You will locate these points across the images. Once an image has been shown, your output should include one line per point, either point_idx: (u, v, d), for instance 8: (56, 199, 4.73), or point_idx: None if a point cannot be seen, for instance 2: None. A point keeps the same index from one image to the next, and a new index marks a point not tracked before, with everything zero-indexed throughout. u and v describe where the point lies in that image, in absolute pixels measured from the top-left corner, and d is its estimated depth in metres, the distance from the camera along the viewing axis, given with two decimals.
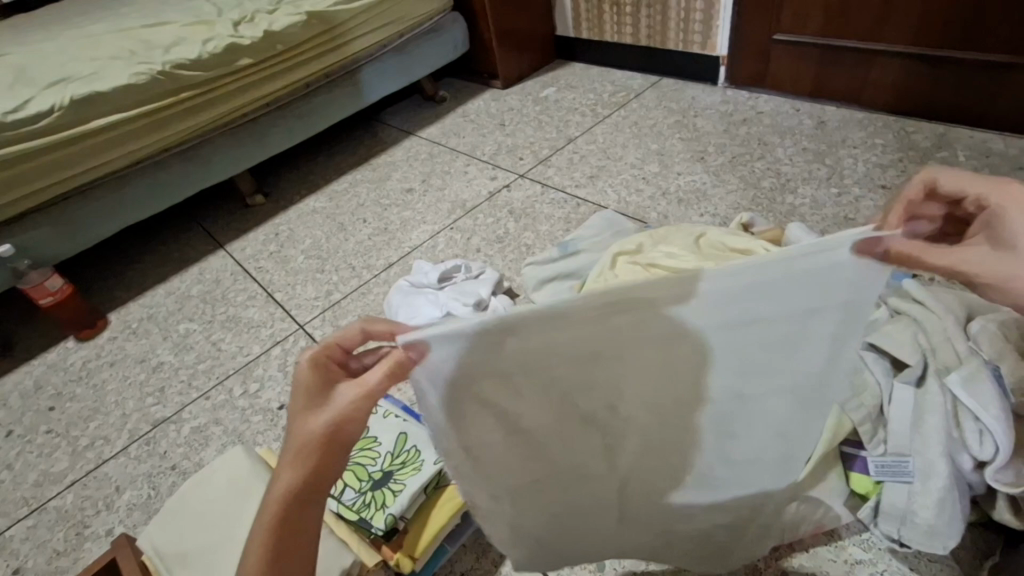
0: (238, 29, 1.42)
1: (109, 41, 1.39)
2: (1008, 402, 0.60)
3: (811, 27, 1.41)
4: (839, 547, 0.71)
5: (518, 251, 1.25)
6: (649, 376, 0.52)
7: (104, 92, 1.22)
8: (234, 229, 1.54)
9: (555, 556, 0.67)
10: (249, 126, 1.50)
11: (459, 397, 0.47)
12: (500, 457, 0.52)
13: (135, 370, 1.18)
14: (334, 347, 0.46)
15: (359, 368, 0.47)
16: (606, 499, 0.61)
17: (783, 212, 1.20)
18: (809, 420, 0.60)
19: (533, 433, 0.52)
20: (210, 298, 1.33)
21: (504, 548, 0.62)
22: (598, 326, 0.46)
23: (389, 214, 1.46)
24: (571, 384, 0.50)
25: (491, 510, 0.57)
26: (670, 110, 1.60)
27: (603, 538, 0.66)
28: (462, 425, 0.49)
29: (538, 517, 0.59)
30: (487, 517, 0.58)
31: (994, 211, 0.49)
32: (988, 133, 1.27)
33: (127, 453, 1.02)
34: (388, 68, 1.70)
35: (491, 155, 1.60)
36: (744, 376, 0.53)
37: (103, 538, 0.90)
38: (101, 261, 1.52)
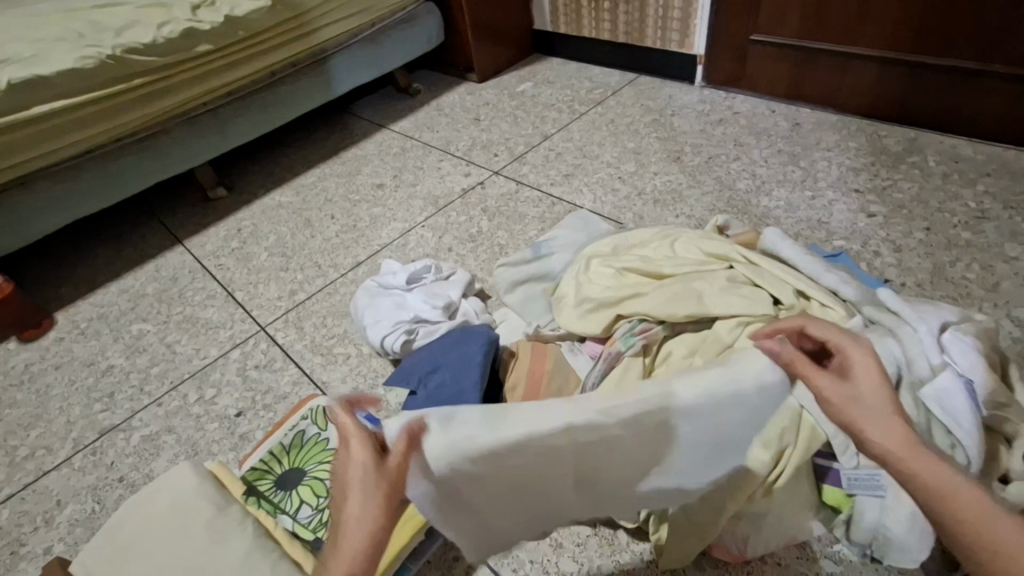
0: (197, 13, 1.32)
1: (55, 21, 1.29)
2: (979, 414, 0.61)
3: (788, 29, 1.40)
4: (810, 560, 0.69)
5: (491, 251, 1.22)
6: (634, 456, 0.53)
7: (46, 76, 1.14)
8: (193, 223, 1.47)
9: (561, 492, 0.55)
10: (208, 116, 1.43)
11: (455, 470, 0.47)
12: (515, 484, 0.52)
13: (83, 374, 1.11)
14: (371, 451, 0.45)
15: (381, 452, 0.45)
16: (611, 489, 0.56)
17: (757, 215, 1.19)
18: (723, 452, 0.58)
19: (536, 478, 0.52)
20: (166, 297, 1.26)
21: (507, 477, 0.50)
22: (612, 459, 0.53)
23: (358, 211, 1.41)
24: (553, 481, 0.53)
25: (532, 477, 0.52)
26: (647, 109, 1.59)
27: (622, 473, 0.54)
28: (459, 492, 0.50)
29: (535, 480, 0.52)
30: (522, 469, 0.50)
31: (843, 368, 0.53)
32: (958, 139, 1.28)
33: (71, 464, 0.96)
34: (358, 58, 1.65)
35: (465, 150, 1.56)
36: (708, 451, 0.56)
37: (40, 558, 0.84)
38: (48, 256, 1.43)
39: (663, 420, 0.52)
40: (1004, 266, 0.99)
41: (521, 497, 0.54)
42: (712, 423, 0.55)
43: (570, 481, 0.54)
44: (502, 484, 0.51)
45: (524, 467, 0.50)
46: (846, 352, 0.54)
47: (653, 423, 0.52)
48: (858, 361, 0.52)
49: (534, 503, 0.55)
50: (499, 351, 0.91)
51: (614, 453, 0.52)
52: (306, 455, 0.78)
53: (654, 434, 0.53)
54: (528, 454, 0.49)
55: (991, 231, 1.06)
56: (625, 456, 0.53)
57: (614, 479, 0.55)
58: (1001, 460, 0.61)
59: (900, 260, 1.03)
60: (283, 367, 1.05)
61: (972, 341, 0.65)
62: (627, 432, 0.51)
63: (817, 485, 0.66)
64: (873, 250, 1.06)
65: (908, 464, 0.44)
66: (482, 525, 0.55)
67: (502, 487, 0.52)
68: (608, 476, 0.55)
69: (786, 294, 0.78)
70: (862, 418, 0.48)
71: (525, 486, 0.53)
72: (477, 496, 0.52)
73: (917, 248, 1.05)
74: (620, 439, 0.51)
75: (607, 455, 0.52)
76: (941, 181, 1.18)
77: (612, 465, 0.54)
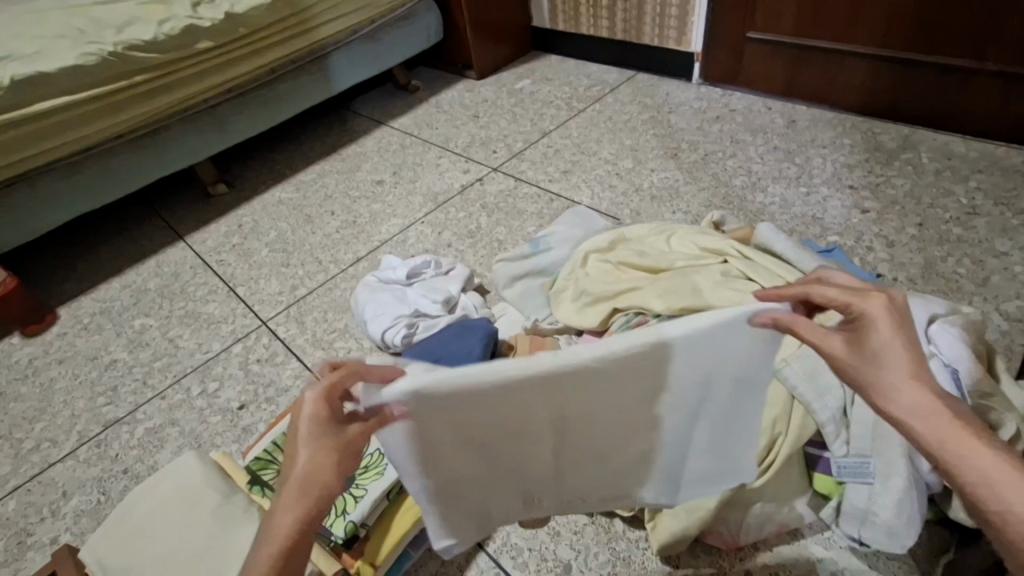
0: (197, 9, 1.34)
1: (55, 18, 1.30)
2: (964, 403, 0.62)
3: (783, 27, 1.42)
4: (801, 546, 0.70)
5: (490, 247, 1.23)
6: (615, 409, 0.52)
7: (48, 72, 1.14)
8: (195, 219, 1.48)
9: (541, 449, 0.54)
10: (209, 113, 1.44)
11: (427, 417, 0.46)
12: (492, 438, 0.51)
13: (86, 368, 1.13)
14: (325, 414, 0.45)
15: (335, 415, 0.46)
16: (591, 445, 0.56)
17: (753, 212, 1.21)
18: (727, 412, 0.55)
19: (514, 432, 0.51)
20: (168, 292, 1.27)
21: (480, 431, 0.50)
22: (593, 412, 0.51)
23: (357, 207, 1.42)
24: (532, 435, 0.52)
25: (507, 432, 0.51)
26: (645, 106, 1.60)
27: (601, 427, 0.54)
28: (435, 444, 0.49)
29: (511, 434, 0.51)
30: (496, 423, 0.49)
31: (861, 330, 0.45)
32: (950, 136, 1.30)
33: (76, 455, 0.97)
34: (358, 55, 1.66)
35: (464, 147, 1.57)
36: (705, 411, 0.54)
37: (47, 547, 0.86)
38: (49, 253, 1.44)
39: (626, 376, 0.48)
40: (993, 261, 1.01)
41: (496, 459, 0.54)
42: (712, 379, 0.52)
43: (548, 440, 0.54)
44: (479, 438, 0.51)
45: (485, 425, 0.49)
46: (865, 313, 0.45)
47: (614, 380, 0.48)
48: (875, 319, 0.45)
49: (514, 459, 0.55)
50: (498, 345, 0.92)
51: (597, 402, 0.50)
52: None
53: (621, 390, 0.50)
54: (502, 405, 0.47)
55: (982, 227, 1.08)
56: (605, 409, 0.52)
57: (596, 432, 0.54)
58: None
59: (892, 255, 1.05)
60: (285, 361, 1.06)
61: (959, 332, 0.67)
62: (591, 387, 0.48)
63: (810, 473, 0.68)
64: (866, 245, 1.08)
65: (940, 436, 0.40)
66: (461, 488, 0.55)
67: (472, 451, 0.52)
68: (590, 429, 0.54)
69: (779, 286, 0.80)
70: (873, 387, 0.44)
71: (504, 440, 0.52)
72: (459, 449, 0.51)
73: (909, 243, 1.07)
74: (581, 394, 0.49)
75: (586, 407, 0.51)
76: (934, 178, 1.20)
77: (593, 421, 0.53)
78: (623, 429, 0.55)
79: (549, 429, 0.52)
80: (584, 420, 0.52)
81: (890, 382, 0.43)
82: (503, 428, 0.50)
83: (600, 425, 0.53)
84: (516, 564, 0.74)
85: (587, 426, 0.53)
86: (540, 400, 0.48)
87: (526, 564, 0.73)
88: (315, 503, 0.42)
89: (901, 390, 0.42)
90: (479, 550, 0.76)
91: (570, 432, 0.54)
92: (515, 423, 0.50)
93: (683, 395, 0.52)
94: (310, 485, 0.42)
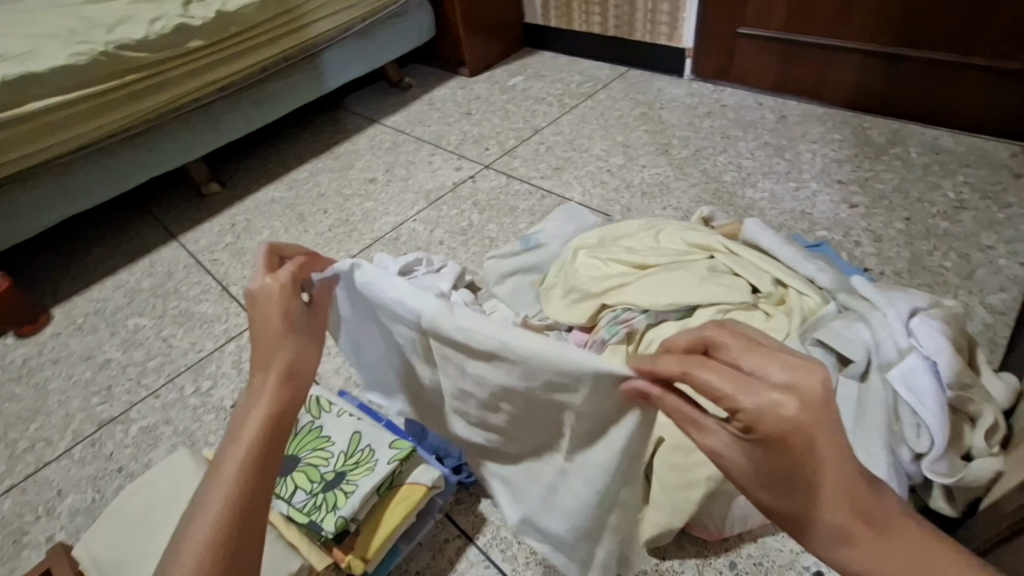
0: (188, 8, 1.34)
1: (46, 17, 1.30)
2: (945, 395, 0.64)
3: (774, 22, 1.42)
4: (784, 536, 0.72)
5: (482, 244, 1.24)
6: (531, 408, 0.56)
7: (39, 73, 1.14)
8: (188, 219, 1.48)
9: (481, 413, 0.62)
10: (201, 111, 1.44)
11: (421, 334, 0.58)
12: (450, 382, 0.60)
13: (81, 368, 1.13)
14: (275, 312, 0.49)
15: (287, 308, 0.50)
16: (516, 432, 0.61)
17: (742, 207, 1.22)
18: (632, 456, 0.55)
19: (459, 386, 0.59)
20: (161, 292, 1.28)
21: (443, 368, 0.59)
22: (516, 400, 0.56)
23: (350, 205, 1.42)
24: (471, 397, 0.60)
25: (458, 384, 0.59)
26: (637, 102, 1.60)
27: (524, 419, 0.58)
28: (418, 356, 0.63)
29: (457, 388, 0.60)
30: (453, 371, 0.58)
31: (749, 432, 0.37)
32: (939, 131, 1.31)
33: (71, 455, 0.98)
34: (350, 53, 1.66)
35: (457, 145, 1.57)
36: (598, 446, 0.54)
37: (42, 546, 0.86)
38: (43, 253, 1.45)
39: (510, 373, 0.53)
40: (979, 255, 1.02)
41: (452, 400, 0.63)
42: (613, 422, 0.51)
43: (483, 408, 0.60)
44: (443, 375, 0.61)
45: (445, 364, 0.59)
46: (752, 417, 0.35)
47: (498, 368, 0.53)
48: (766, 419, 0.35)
49: (463, 408, 0.63)
50: None
51: (510, 392, 0.55)
52: (300, 443, 0.77)
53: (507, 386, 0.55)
54: (458, 356, 0.56)
55: (968, 221, 1.08)
56: (522, 403, 0.56)
57: (521, 419, 0.59)
58: (964, 438, 0.64)
59: (880, 250, 1.06)
60: None
61: (940, 327, 0.68)
62: (477, 365, 0.55)
63: None
64: (854, 240, 1.09)
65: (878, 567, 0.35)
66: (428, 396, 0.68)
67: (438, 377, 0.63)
68: (510, 416, 0.59)
69: (764, 282, 0.81)
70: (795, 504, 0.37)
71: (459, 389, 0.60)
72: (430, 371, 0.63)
73: (896, 237, 1.08)
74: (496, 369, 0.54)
75: (508, 392, 0.56)
76: (921, 172, 1.21)
77: (511, 407, 0.57)
78: (528, 420, 0.58)
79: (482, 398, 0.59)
80: (507, 406, 0.58)
81: (819, 517, 0.36)
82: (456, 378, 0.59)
83: (522, 417, 0.58)
84: (505, 557, 0.75)
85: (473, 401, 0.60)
86: (480, 367, 0.55)
87: (514, 557, 0.75)
88: (295, 391, 0.46)
89: (836, 522, 0.36)
90: (469, 544, 0.76)
91: (500, 410, 0.59)
92: (460, 377, 0.58)
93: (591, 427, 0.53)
94: (293, 372, 0.46)
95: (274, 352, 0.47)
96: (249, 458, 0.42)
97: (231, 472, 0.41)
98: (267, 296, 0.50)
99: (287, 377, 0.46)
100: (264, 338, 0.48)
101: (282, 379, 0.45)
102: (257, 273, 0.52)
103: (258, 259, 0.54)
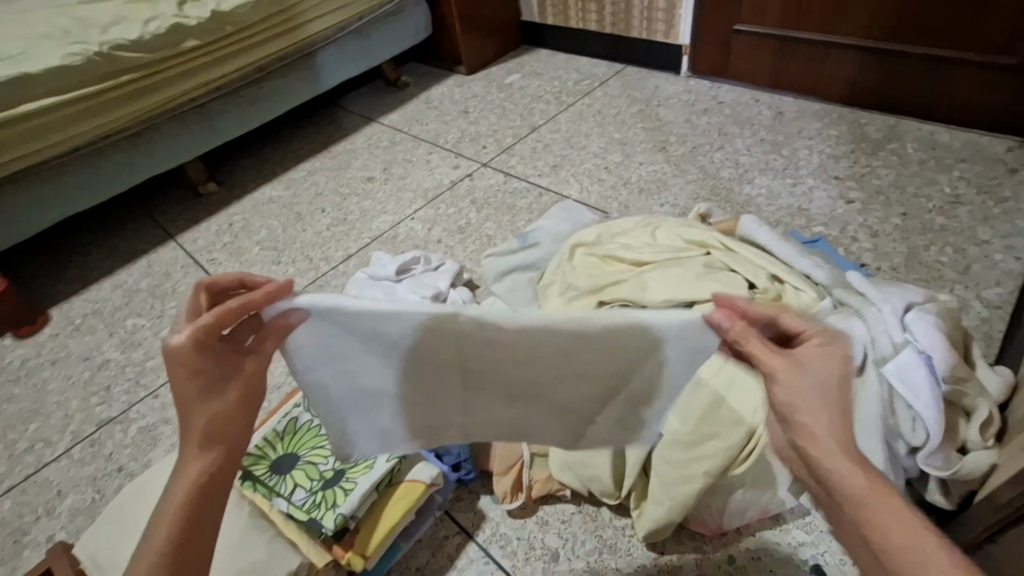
0: (184, 7, 1.34)
1: (40, 17, 1.29)
2: (940, 389, 0.64)
3: (769, 18, 1.42)
4: (783, 530, 0.72)
5: (479, 242, 1.24)
6: (573, 377, 0.52)
7: (33, 73, 1.14)
8: (185, 219, 1.48)
9: (494, 393, 0.56)
10: (197, 111, 1.44)
11: (425, 337, 0.49)
12: (461, 371, 0.53)
13: (79, 368, 1.13)
14: (189, 372, 0.44)
15: (201, 364, 0.45)
16: (544, 405, 0.57)
17: (739, 203, 1.22)
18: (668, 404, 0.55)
19: (477, 372, 0.53)
20: (159, 292, 1.28)
21: (448, 358, 0.52)
22: (555, 372, 0.52)
23: (348, 204, 1.42)
24: (491, 379, 0.54)
25: (472, 369, 0.53)
26: (634, 99, 1.60)
27: (555, 390, 0.54)
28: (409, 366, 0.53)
29: (470, 373, 0.53)
30: (469, 356, 0.51)
31: (804, 355, 0.43)
32: (935, 126, 1.31)
33: (70, 455, 0.98)
34: (346, 52, 1.65)
35: (454, 143, 1.57)
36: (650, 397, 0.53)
37: (42, 545, 0.87)
38: (40, 254, 1.45)
39: (581, 351, 0.49)
40: (975, 250, 1.02)
41: (452, 390, 0.56)
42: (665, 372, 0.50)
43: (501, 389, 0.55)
44: (453, 370, 0.53)
45: (455, 359, 0.52)
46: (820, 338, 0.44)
47: (570, 349, 0.49)
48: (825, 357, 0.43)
49: (467, 395, 0.57)
50: None
51: (551, 364, 0.51)
52: (298, 441, 0.78)
53: (566, 363, 0.51)
54: (480, 348, 0.50)
55: (965, 216, 1.09)
56: (561, 374, 0.52)
57: (548, 392, 0.55)
58: (959, 431, 0.64)
59: (876, 245, 1.06)
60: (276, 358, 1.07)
61: (935, 319, 0.68)
62: (540, 351, 0.49)
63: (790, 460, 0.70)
64: (851, 235, 1.09)
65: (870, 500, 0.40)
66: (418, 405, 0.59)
67: (437, 376, 0.54)
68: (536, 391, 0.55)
69: (759, 278, 0.81)
70: (818, 435, 0.42)
71: (468, 375, 0.54)
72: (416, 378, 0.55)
73: (892, 233, 1.08)
74: (540, 349, 0.49)
75: (544, 366, 0.51)
76: (918, 167, 1.21)
77: (541, 381, 0.53)
78: (558, 392, 0.55)
79: (508, 377, 0.53)
80: (540, 382, 0.53)
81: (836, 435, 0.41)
82: (471, 365, 0.52)
83: (554, 388, 0.54)
84: (505, 552, 0.75)
85: (503, 390, 0.55)
86: (514, 348, 0.49)
87: (515, 553, 0.75)
88: (225, 453, 0.46)
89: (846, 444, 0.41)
90: (469, 540, 0.77)
91: (525, 387, 0.55)
92: (478, 364, 0.52)
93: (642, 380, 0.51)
94: (214, 428, 0.45)
95: (190, 414, 0.45)
96: (183, 517, 0.44)
97: (163, 531, 0.43)
98: (177, 361, 0.44)
99: (206, 438, 0.45)
100: (182, 398, 0.45)
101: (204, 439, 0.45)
102: (182, 319, 0.46)
103: (186, 301, 0.48)
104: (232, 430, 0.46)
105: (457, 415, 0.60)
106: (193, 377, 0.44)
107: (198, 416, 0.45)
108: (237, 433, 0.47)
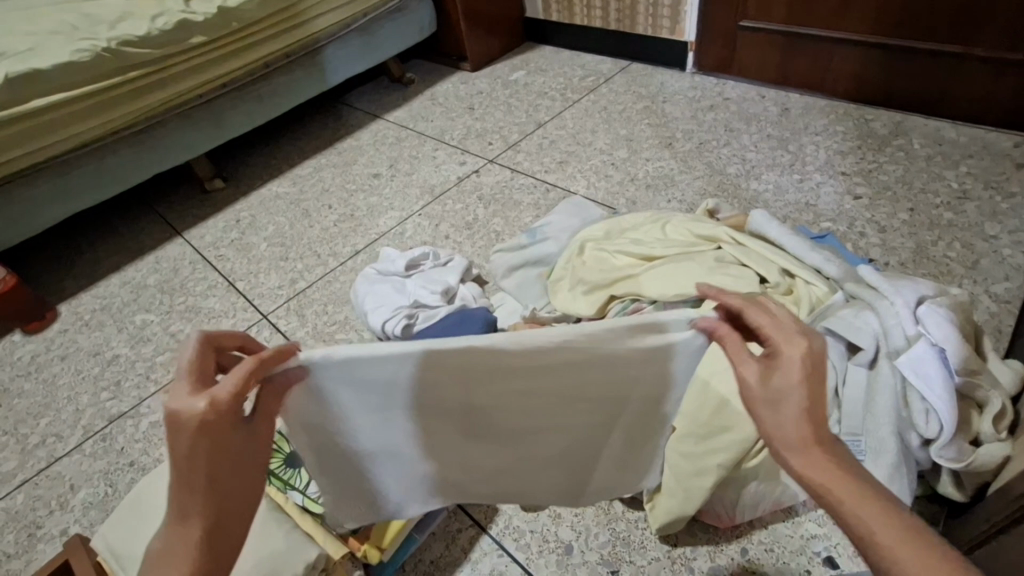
0: (190, 3, 1.33)
1: (48, 13, 1.29)
2: (952, 382, 0.64)
3: (776, 15, 1.42)
4: (795, 522, 0.73)
5: (487, 239, 1.24)
6: (571, 393, 0.51)
7: (42, 70, 1.14)
8: (192, 215, 1.48)
9: (483, 420, 0.53)
10: (204, 108, 1.44)
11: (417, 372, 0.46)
12: (450, 401, 0.50)
13: (89, 363, 1.14)
14: (201, 440, 0.39)
15: (217, 432, 0.39)
16: (538, 425, 0.55)
17: (747, 199, 1.22)
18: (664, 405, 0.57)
19: (468, 400, 0.51)
20: (167, 288, 1.28)
21: (434, 390, 0.49)
22: (558, 391, 0.51)
23: (355, 200, 1.42)
24: (481, 406, 0.51)
25: (460, 396, 0.50)
26: (639, 95, 1.60)
27: (550, 409, 0.53)
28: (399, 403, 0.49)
29: (459, 402, 0.51)
30: (453, 384, 0.48)
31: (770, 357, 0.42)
32: (941, 122, 1.32)
33: (82, 450, 0.98)
34: (352, 49, 1.66)
35: (460, 139, 1.57)
36: (647, 399, 0.54)
37: (56, 539, 0.87)
38: (46, 251, 1.45)
39: (581, 368, 0.48)
40: (983, 245, 1.02)
41: (441, 422, 0.53)
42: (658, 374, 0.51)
43: (492, 413, 0.53)
44: (441, 400, 0.50)
45: (449, 391, 0.49)
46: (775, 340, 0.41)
47: (572, 369, 0.48)
48: (787, 368, 0.40)
49: (457, 424, 0.54)
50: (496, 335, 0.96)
51: (550, 383, 0.50)
52: None
53: (562, 382, 0.50)
54: (472, 373, 0.47)
55: (972, 211, 1.09)
56: (563, 391, 0.51)
57: (541, 411, 0.53)
58: (972, 424, 0.64)
59: (885, 240, 1.07)
60: None
61: (946, 313, 0.68)
62: (536, 369, 0.47)
63: None
64: (858, 231, 1.10)
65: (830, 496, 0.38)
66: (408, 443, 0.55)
67: (428, 410, 0.51)
68: (534, 412, 0.53)
69: (771, 272, 0.81)
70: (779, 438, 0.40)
71: (459, 405, 0.51)
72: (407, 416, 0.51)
73: (901, 228, 1.09)
74: (542, 371, 0.47)
75: (542, 386, 0.49)
76: (925, 163, 1.22)
77: (536, 401, 0.52)
78: (552, 409, 0.53)
79: (500, 402, 0.51)
80: (538, 402, 0.52)
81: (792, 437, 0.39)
82: (457, 393, 0.49)
83: (551, 407, 0.53)
84: (519, 546, 0.76)
85: (489, 409, 0.52)
86: (508, 371, 0.47)
87: (529, 546, 0.75)
88: (229, 519, 0.41)
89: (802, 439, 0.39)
90: (482, 533, 0.77)
91: (519, 410, 0.52)
92: (468, 391, 0.49)
93: (636, 386, 0.52)
94: (218, 494, 0.41)
95: (194, 481, 0.40)
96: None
97: None
98: (189, 429, 0.38)
99: (212, 512, 0.40)
100: (186, 466, 0.39)
101: (210, 526, 0.40)
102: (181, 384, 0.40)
103: (185, 361, 0.42)
104: (235, 493, 0.42)
105: (448, 445, 0.57)
106: (203, 444, 0.39)
107: (203, 482, 0.40)
108: (240, 496, 0.42)
